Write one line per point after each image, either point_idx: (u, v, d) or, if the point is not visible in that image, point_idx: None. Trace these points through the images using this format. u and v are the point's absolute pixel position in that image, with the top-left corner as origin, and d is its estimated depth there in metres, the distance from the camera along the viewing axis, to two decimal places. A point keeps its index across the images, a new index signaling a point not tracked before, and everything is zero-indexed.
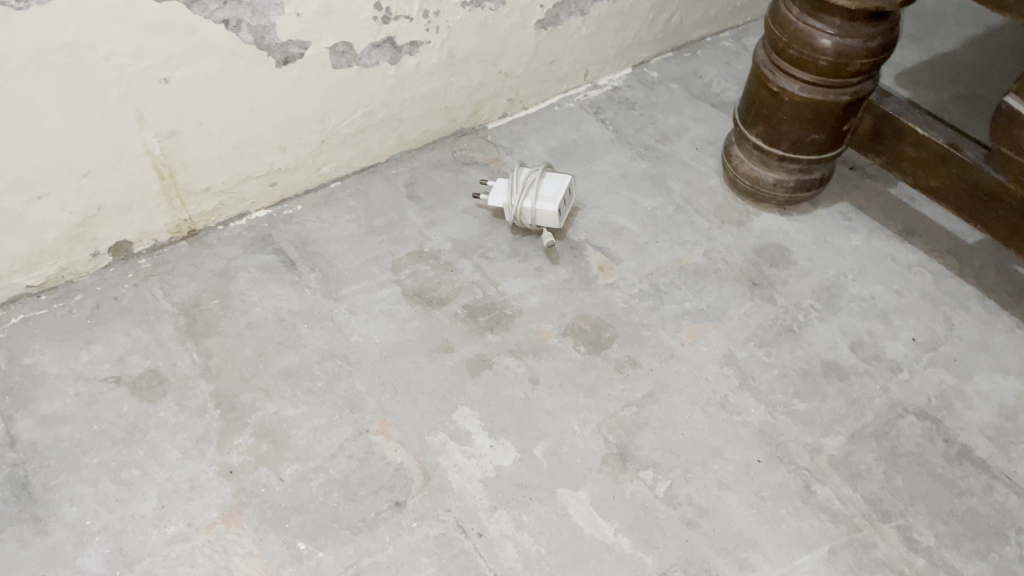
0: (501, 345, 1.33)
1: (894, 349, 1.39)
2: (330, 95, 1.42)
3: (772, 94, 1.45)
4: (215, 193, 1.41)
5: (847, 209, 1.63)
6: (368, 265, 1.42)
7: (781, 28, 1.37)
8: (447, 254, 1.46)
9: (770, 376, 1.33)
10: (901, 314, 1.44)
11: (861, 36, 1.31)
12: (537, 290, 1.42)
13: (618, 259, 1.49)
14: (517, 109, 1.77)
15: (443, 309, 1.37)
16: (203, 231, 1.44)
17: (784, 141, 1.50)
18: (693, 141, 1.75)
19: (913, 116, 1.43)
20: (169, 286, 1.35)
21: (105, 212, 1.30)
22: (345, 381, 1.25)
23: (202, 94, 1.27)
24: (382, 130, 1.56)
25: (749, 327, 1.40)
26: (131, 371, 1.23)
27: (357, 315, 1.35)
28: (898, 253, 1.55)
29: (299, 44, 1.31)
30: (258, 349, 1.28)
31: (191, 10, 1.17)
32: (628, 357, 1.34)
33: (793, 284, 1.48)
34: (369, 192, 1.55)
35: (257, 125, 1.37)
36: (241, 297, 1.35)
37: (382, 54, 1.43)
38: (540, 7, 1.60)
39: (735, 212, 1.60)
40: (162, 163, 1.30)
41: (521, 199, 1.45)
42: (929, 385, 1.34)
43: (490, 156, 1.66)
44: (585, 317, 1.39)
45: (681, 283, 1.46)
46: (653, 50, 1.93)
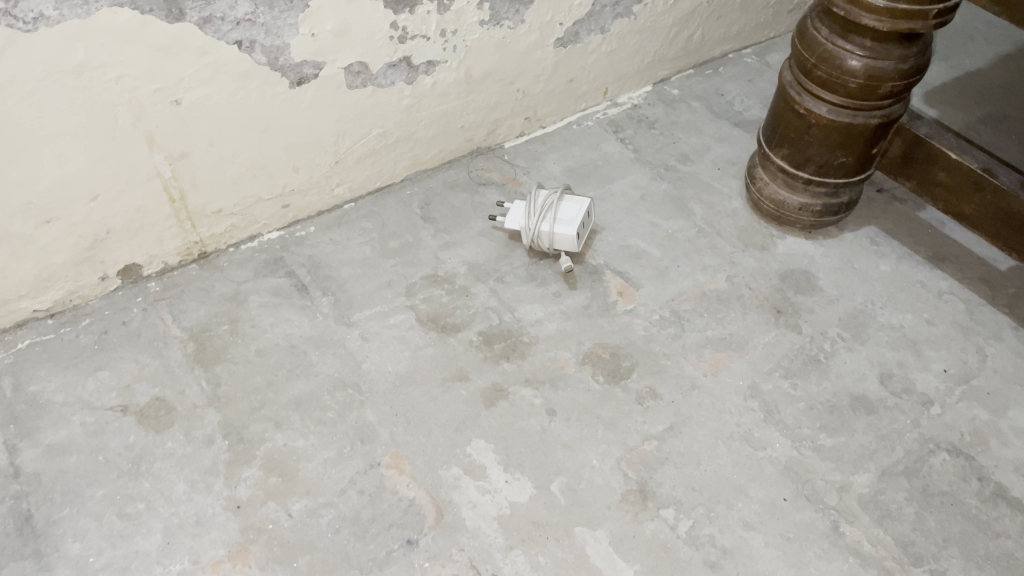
0: (518, 374, 1.29)
1: (925, 381, 1.34)
2: (345, 115, 1.39)
3: (798, 116, 1.41)
4: (227, 215, 1.38)
5: (874, 233, 1.58)
6: (382, 290, 1.39)
7: (810, 49, 1.33)
8: (462, 278, 1.43)
9: (796, 409, 1.29)
10: (932, 344, 1.39)
11: (894, 58, 1.27)
12: (554, 316, 1.38)
13: (638, 285, 1.45)
14: (534, 128, 1.73)
15: (458, 335, 1.34)
16: (214, 253, 1.41)
17: (811, 165, 1.45)
18: (715, 161, 1.71)
19: (945, 140, 1.38)
20: (178, 310, 1.32)
21: (114, 235, 1.27)
22: (357, 412, 1.22)
23: (215, 116, 1.24)
24: (397, 150, 1.53)
25: (774, 357, 1.36)
26: (138, 400, 1.21)
27: (370, 342, 1.31)
28: (928, 279, 1.50)
29: (313, 65, 1.29)
30: (268, 377, 1.25)
31: (203, 31, 1.14)
32: (649, 388, 1.29)
33: (819, 312, 1.43)
34: (384, 213, 1.52)
35: (271, 147, 1.34)
36: (252, 323, 1.32)
37: (398, 74, 1.40)
38: (560, 25, 1.56)
39: (759, 236, 1.56)
40: (172, 185, 1.28)
41: (538, 223, 1.41)
42: (962, 420, 1.29)
43: (507, 177, 1.63)
44: (603, 345, 1.35)
45: (702, 309, 1.42)
46: (674, 67, 1.89)
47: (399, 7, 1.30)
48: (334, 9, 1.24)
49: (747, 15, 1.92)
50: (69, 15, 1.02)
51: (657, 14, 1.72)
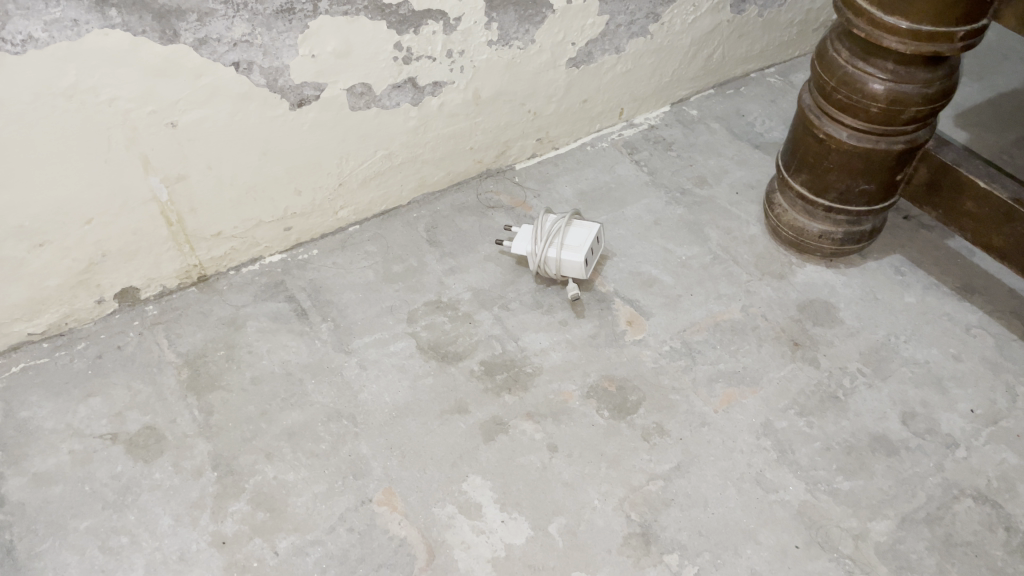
0: (519, 407, 1.24)
1: (950, 421, 1.27)
2: (348, 137, 1.36)
3: (818, 140, 1.35)
4: (227, 238, 1.35)
5: (899, 262, 1.51)
6: (383, 316, 1.35)
7: (829, 71, 1.28)
8: (466, 304, 1.39)
9: (812, 449, 1.22)
10: (958, 382, 1.32)
11: (917, 82, 1.21)
12: (560, 345, 1.34)
13: (648, 314, 1.40)
14: (547, 149, 1.69)
15: (459, 365, 1.29)
16: (213, 276, 1.39)
17: (831, 192, 1.39)
18: (733, 184, 1.65)
19: (974, 167, 1.31)
20: (174, 335, 1.30)
21: (110, 258, 1.25)
22: (350, 444, 1.18)
23: (212, 139, 1.22)
24: (403, 171, 1.49)
25: (790, 393, 1.29)
26: (128, 428, 1.18)
27: (368, 370, 1.27)
28: (955, 312, 1.43)
29: (314, 86, 1.26)
30: (262, 406, 1.21)
31: (199, 52, 1.12)
32: (656, 425, 1.24)
33: (838, 345, 1.37)
34: (389, 236, 1.49)
35: (272, 169, 1.32)
36: (248, 349, 1.29)
37: (403, 95, 1.37)
38: (572, 45, 1.52)
39: (777, 264, 1.50)
40: (170, 208, 1.25)
41: (545, 248, 1.37)
42: (990, 464, 1.22)
43: (517, 200, 1.59)
44: (609, 378, 1.29)
45: (715, 341, 1.36)
46: (693, 87, 1.84)
47: (403, 27, 1.27)
48: (334, 30, 1.21)
49: (769, 34, 1.87)
50: (58, 36, 1.00)
51: (674, 34, 1.67)
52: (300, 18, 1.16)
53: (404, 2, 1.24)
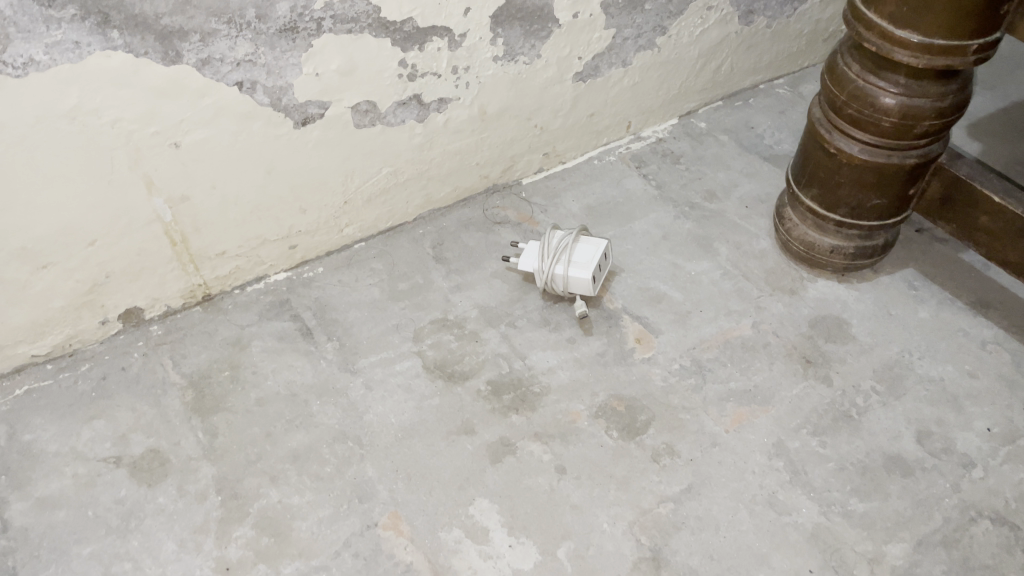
0: (527, 428, 1.23)
1: (967, 441, 1.24)
2: (353, 155, 1.35)
3: (828, 155, 1.33)
4: (231, 257, 1.34)
5: (912, 277, 1.49)
6: (389, 335, 1.34)
7: (839, 85, 1.26)
8: (473, 322, 1.37)
9: (826, 470, 1.20)
10: (974, 400, 1.29)
11: (930, 95, 1.19)
12: (568, 364, 1.32)
13: (657, 331, 1.38)
14: (554, 163, 1.68)
15: (466, 385, 1.28)
16: (218, 295, 1.38)
17: (843, 206, 1.37)
18: (742, 198, 1.63)
19: (988, 181, 1.29)
20: (179, 355, 1.29)
21: (113, 279, 1.25)
22: (356, 467, 1.16)
23: (216, 159, 1.21)
24: (409, 188, 1.48)
25: (802, 412, 1.27)
26: (132, 451, 1.17)
27: (373, 391, 1.26)
28: (971, 327, 1.40)
29: (318, 104, 1.25)
30: (266, 428, 1.20)
31: (202, 72, 1.11)
32: (666, 445, 1.22)
33: (851, 362, 1.35)
34: (395, 253, 1.48)
35: (276, 188, 1.31)
36: (253, 370, 1.27)
37: (409, 112, 1.36)
38: (579, 59, 1.51)
39: (788, 279, 1.48)
40: (174, 228, 1.25)
41: (552, 265, 1.35)
42: (1007, 485, 1.19)
43: (524, 215, 1.57)
44: (618, 397, 1.28)
45: (726, 358, 1.34)
46: (701, 99, 1.82)
47: (408, 44, 1.26)
48: (339, 49, 1.20)
49: (778, 45, 1.85)
50: (61, 58, 0.99)
51: (682, 47, 1.66)
52: (304, 37, 1.15)
53: (409, 20, 1.23)
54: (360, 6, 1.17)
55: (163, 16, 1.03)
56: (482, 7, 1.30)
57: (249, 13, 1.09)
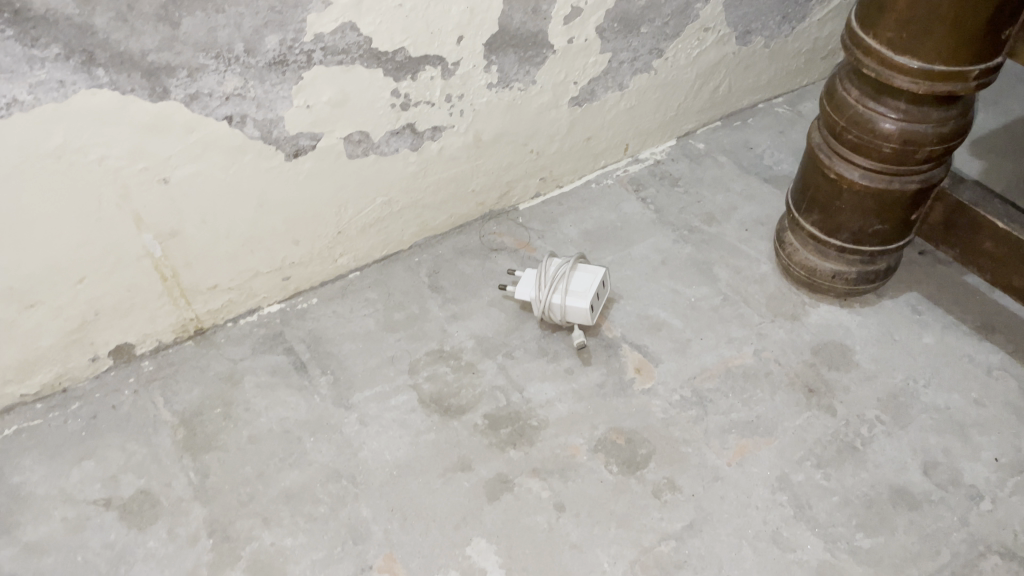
0: (525, 463, 1.20)
1: (974, 471, 1.22)
2: (346, 185, 1.33)
3: (829, 180, 1.31)
4: (224, 290, 1.32)
5: (916, 300, 1.47)
6: (384, 367, 1.32)
7: (839, 110, 1.24)
8: (469, 353, 1.35)
9: (830, 504, 1.18)
10: (981, 429, 1.27)
11: (931, 121, 1.17)
12: (566, 396, 1.29)
13: (657, 360, 1.36)
14: (551, 188, 1.66)
15: (462, 419, 1.25)
16: (211, 328, 1.36)
17: (844, 232, 1.35)
18: (743, 221, 1.61)
19: (992, 206, 1.27)
20: (170, 392, 1.27)
21: (103, 316, 1.23)
22: (350, 506, 1.14)
23: (206, 193, 1.19)
24: (404, 217, 1.46)
25: (805, 443, 1.25)
26: (122, 493, 1.16)
27: (368, 427, 1.24)
28: (976, 353, 1.38)
29: (310, 136, 1.23)
30: (259, 467, 1.18)
31: (190, 107, 1.09)
32: (667, 480, 1.19)
33: (855, 390, 1.32)
34: (390, 282, 1.46)
35: (268, 221, 1.29)
36: (245, 406, 1.25)
37: (402, 140, 1.34)
38: (574, 84, 1.49)
39: (790, 304, 1.46)
40: (164, 264, 1.23)
41: (549, 294, 1.33)
42: (1016, 517, 1.16)
43: (520, 241, 1.55)
44: (618, 430, 1.25)
45: (727, 388, 1.32)
46: (699, 119, 1.80)
47: (401, 74, 1.25)
48: (329, 80, 1.18)
49: (776, 64, 1.83)
50: (44, 98, 0.97)
51: (679, 68, 1.64)
52: (294, 69, 1.14)
53: (400, 49, 1.22)
54: (351, 37, 1.15)
55: (149, 53, 1.01)
56: (475, 34, 1.28)
57: (238, 47, 1.07)
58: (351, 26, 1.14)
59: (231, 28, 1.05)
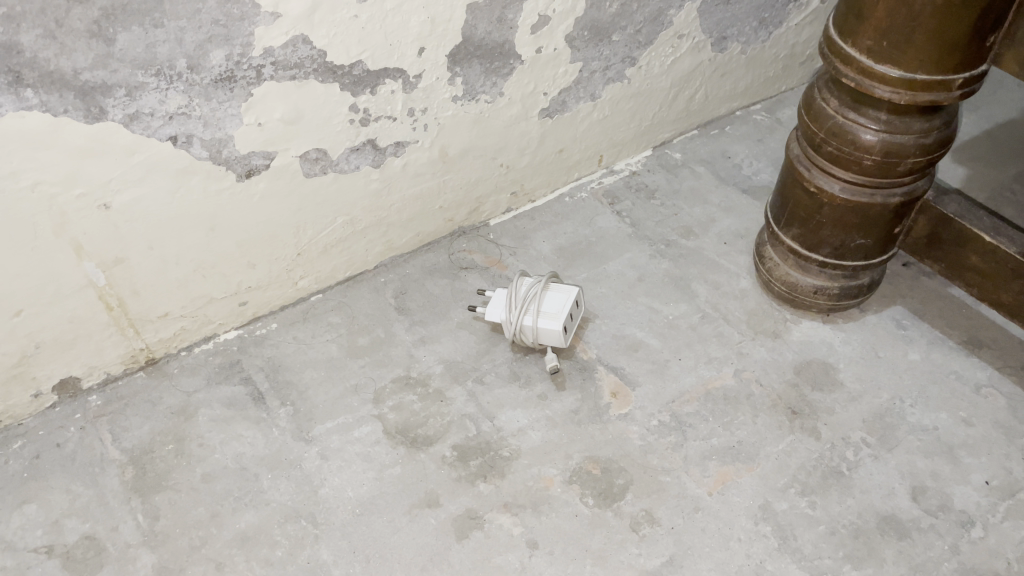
0: (495, 498, 1.14)
1: (964, 496, 1.17)
2: (305, 206, 1.27)
3: (808, 193, 1.26)
4: (175, 318, 1.26)
5: (900, 315, 1.42)
6: (347, 397, 1.25)
7: (817, 121, 1.18)
8: (438, 378, 1.28)
9: (815, 535, 1.12)
10: (970, 450, 1.22)
11: (913, 132, 1.12)
12: (540, 424, 1.23)
13: (634, 383, 1.30)
14: (523, 202, 1.60)
15: (430, 450, 1.19)
16: (163, 358, 1.29)
17: (825, 246, 1.30)
18: (721, 234, 1.56)
19: (977, 219, 1.22)
20: (119, 429, 1.20)
21: (45, 349, 1.16)
22: (309, 549, 1.08)
23: (152, 218, 1.12)
24: (368, 236, 1.40)
25: (789, 469, 1.19)
26: (66, 539, 1.09)
27: (330, 461, 1.17)
28: (964, 369, 1.33)
29: (263, 155, 1.16)
30: (212, 508, 1.12)
31: (130, 128, 1.02)
32: (645, 512, 1.13)
33: (839, 411, 1.27)
34: (354, 305, 1.39)
35: (221, 245, 1.22)
36: (199, 442, 1.19)
37: (363, 157, 1.28)
38: (544, 95, 1.43)
39: (770, 321, 1.40)
40: (109, 293, 1.16)
41: (520, 316, 1.27)
42: (1009, 544, 1.12)
43: (491, 259, 1.49)
44: (593, 459, 1.19)
45: (707, 412, 1.26)
46: (675, 128, 1.75)
47: (359, 88, 1.18)
48: (282, 96, 1.12)
49: (753, 71, 1.78)
50: None
51: (653, 77, 1.59)
52: (243, 85, 1.07)
53: (358, 62, 1.15)
54: (303, 50, 1.09)
55: (82, 72, 0.94)
56: (438, 45, 1.22)
57: (180, 63, 1.01)
58: (303, 39, 1.07)
59: (172, 43, 0.98)
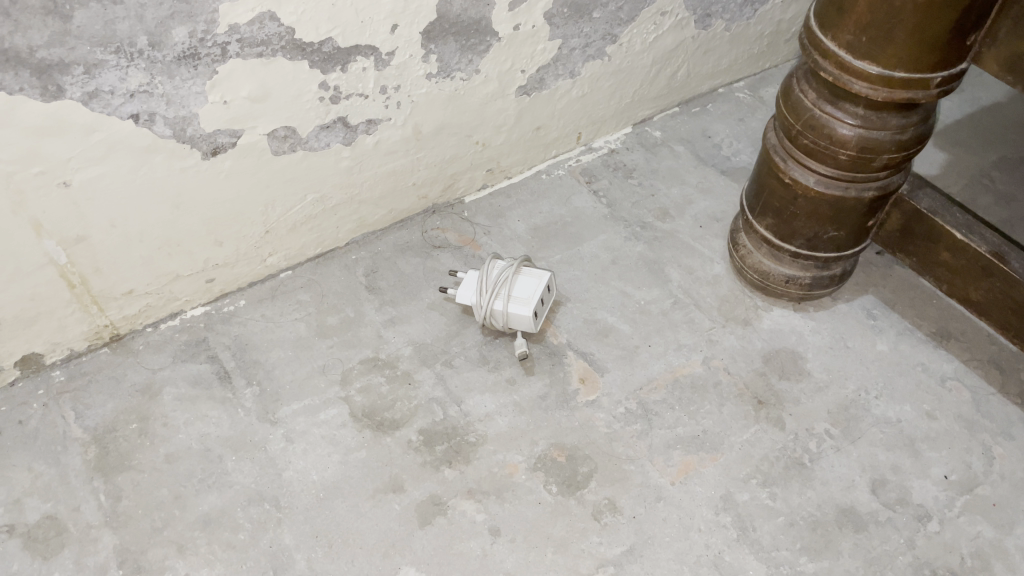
0: (460, 484, 1.15)
1: (923, 490, 1.19)
2: (273, 183, 1.25)
3: (783, 184, 1.25)
4: (140, 295, 1.24)
5: (871, 304, 1.42)
6: (314, 378, 1.25)
7: (794, 113, 1.17)
8: (406, 360, 1.28)
9: (775, 526, 1.14)
10: (932, 444, 1.24)
11: (889, 128, 1.10)
12: (506, 409, 1.23)
13: (603, 369, 1.30)
14: (498, 179, 1.57)
15: (396, 434, 1.19)
16: (128, 334, 1.27)
17: (799, 237, 1.29)
18: (697, 216, 1.55)
19: (951, 215, 1.22)
20: (82, 406, 1.19)
21: (5, 326, 1.14)
22: (272, 533, 1.08)
23: (114, 196, 1.10)
24: (339, 213, 1.38)
25: (752, 460, 1.21)
26: (27, 519, 1.08)
27: (294, 444, 1.17)
28: (931, 362, 1.34)
29: (229, 133, 1.14)
30: (176, 489, 1.12)
31: (90, 106, 0.99)
32: (608, 501, 1.14)
33: (805, 402, 1.28)
34: (324, 282, 1.38)
35: (187, 223, 1.20)
36: (163, 422, 1.18)
37: (333, 135, 1.25)
38: (521, 73, 1.41)
39: (742, 308, 1.40)
40: (71, 270, 1.14)
41: (490, 301, 1.26)
42: (963, 539, 1.14)
43: (464, 238, 1.47)
44: (559, 447, 1.20)
45: (675, 400, 1.27)
46: (656, 106, 1.73)
47: (329, 65, 1.15)
48: (248, 74, 1.09)
49: (737, 48, 1.75)
50: None
51: (634, 54, 1.56)
52: (207, 63, 1.04)
53: (328, 40, 1.12)
54: (271, 27, 1.05)
55: (38, 49, 0.91)
56: (411, 22, 1.19)
57: (141, 41, 0.98)
58: (270, 16, 1.04)
59: (132, 20, 0.95)
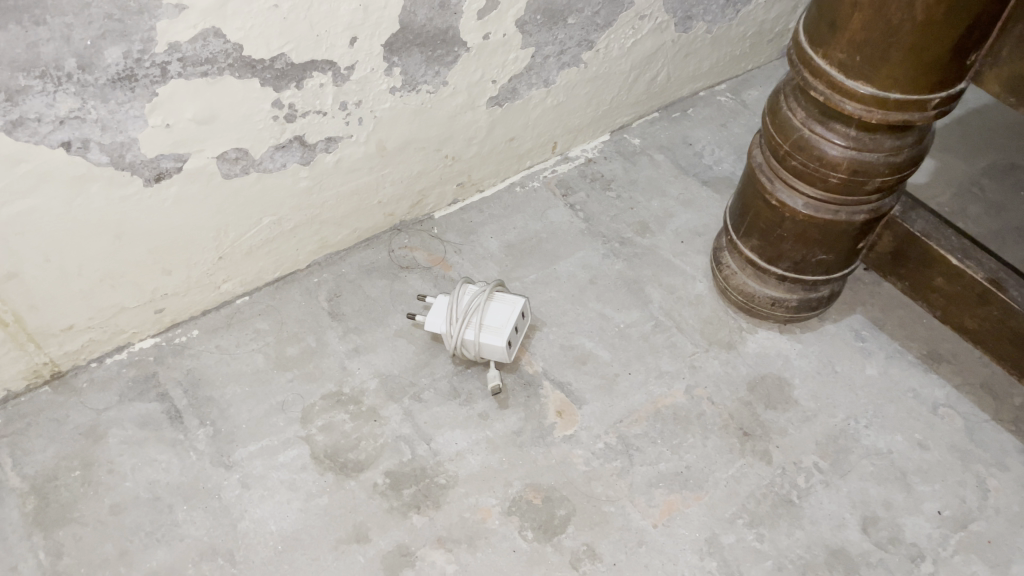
0: (429, 532, 1.07)
1: (916, 527, 1.13)
2: (226, 208, 1.16)
3: (770, 205, 1.18)
4: (82, 329, 1.15)
5: (859, 325, 1.36)
6: (272, 416, 1.16)
7: (782, 132, 1.10)
8: (372, 395, 1.20)
9: (762, 571, 1.08)
10: (924, 477, 1.18)
11: (883, 150, 1.03)
12: (479, 447, 1.16)
13: (581, 400, 1.23)
14: (470, 193, 1.49)
15: (361, 477, 1.11)
16: (70, 371, 1.19)
17: (785, 260, 1.23)
18: (678, 231, 1.48)
19: (945, 239, 1.16)
20: (21, 453, 1.11)
21: None
22: None
23: (48, 230, 1.01)
24: (298, 235, 1.29)
25: (737, 498, 1.14)
26: None
27: (251, 491, 1.09)
28: (922, 387, 1.28)
29: (174, 158, 1.05)
30: (122, 544, 1.04)
31: (14, 135, 0.90)
32: (586, 547, 1.08)
33: (792, 433, 1.22)
34: (283, 309, 1.29)
35: (131, 253, 1.11)
36: (109, 468, 1.10)
37: (290, 155, 1.16)
38: (492, 83, 1.32)
39: (725, 330, 1.34)
40: (2, 309, 1.05)
41: (461, 330, 1.18)
42: None
43: (434, 257, 1.39)
44: (535, 488, 1.13)
45: (656, 433, 1.20)
46: (635, 112, 1.65)
47: (282, 82, 1.06)
48: (192, 95, 1.00)
49: (718, 50, 1.68)
50: None
51: (612, 60, 1.48)
52: (145, 84, 0.95)
53: (280, 55, 1.03)
54: (215, 44, 0.96)
55: None
56: (372, 35, 1.10)
57: (69, 63, 0.88)
58: (214, 32, 0.95)
59: (57, 41, 0.86)
